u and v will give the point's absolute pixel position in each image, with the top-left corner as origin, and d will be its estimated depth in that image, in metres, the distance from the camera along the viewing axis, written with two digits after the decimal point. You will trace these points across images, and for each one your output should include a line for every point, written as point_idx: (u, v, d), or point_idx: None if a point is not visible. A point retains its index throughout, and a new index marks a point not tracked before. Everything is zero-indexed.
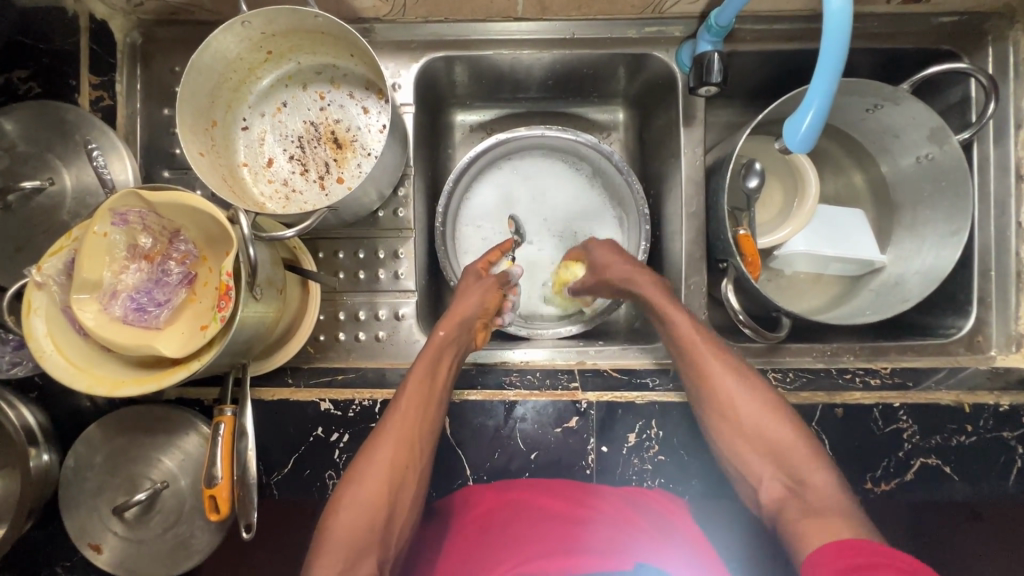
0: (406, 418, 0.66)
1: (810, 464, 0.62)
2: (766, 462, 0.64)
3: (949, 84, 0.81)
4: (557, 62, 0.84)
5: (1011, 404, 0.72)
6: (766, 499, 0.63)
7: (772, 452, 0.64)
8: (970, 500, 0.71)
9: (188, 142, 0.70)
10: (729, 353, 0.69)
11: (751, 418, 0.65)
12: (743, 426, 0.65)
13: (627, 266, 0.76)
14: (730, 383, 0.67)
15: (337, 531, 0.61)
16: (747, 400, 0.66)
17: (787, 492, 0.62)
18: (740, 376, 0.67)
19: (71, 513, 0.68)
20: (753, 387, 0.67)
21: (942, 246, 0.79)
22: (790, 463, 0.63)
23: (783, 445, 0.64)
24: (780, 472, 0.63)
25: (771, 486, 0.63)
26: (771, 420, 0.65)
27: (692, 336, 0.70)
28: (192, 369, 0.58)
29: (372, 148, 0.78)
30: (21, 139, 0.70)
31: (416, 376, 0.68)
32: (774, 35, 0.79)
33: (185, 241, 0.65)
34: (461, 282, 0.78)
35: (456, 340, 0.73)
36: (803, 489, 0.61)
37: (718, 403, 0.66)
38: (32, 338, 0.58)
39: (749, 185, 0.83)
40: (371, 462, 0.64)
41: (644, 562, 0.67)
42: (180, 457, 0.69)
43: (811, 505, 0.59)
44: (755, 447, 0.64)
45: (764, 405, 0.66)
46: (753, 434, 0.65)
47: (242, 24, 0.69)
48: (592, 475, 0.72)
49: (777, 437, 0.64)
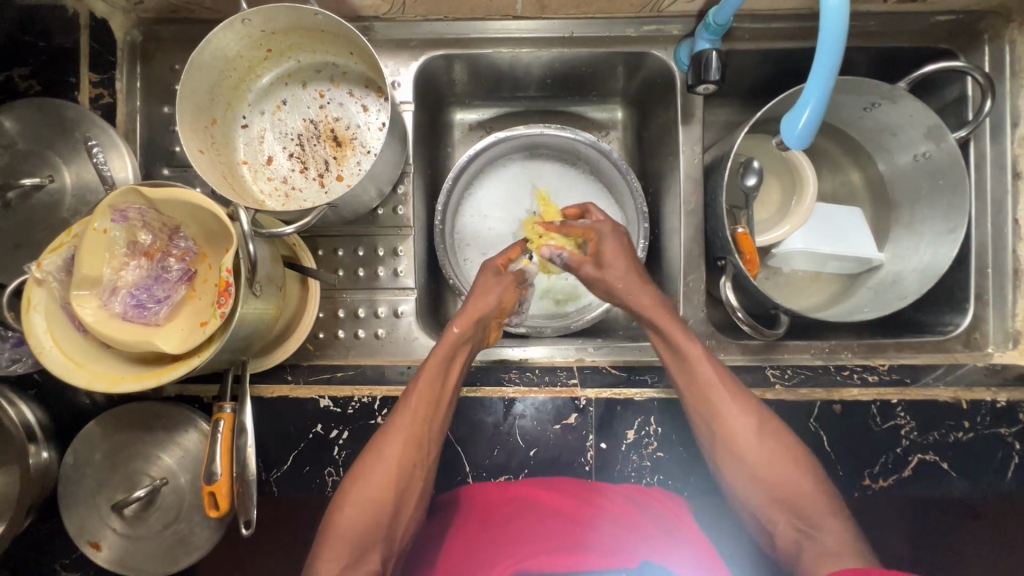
0: (415, 415, 0.65)
1: (823, 510, 0.62)
2: (781, 507, 0.63)
3: (946, 82, 0.81)
4: (556, 61, 0.84)
5: (1008, 400, 0.72)
6: (780, 541, 0.63)
7: (788, 498, 0.63)
8: (969, 497, 0.71)
9: (187, 140, 0.70)
10: (744, 391, 0.68)
11: (770, 466, 0.63)
12: (758, 471, 0.64)
13: (634, 278, 0.72)
14: (746, 426, 0.65)
15: (342, 528, 0.61)
16: (763, 444, 0.64)
17: (801, 536, 0.61)
18: (756, 418, 0.66)
19: (70, 510, 0.68)
20: (770, 430, 0.65)
21: (939, 243, 0.80)
22: (807, 510, 0.62)
23: (799, 492, 0.63)
24: (798, 521, 0.62)
25: (786, 529, 0.63)
26: (788, 465, 0.63)
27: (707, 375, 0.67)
28: (192, 366, 0.58)
29: (371, 146, 0.78)
30: (20, 136, 0.70)
31: (427, 373, 0.67)
32: (771, 34, 0.80)
33: (185, 237, 0.65)
34: (478, 277, 0.75)
35: (471, 338, 0.71)
36: (817, 533, 0.61)
37: (734, 447, 0.65)
38: (31, 334, 0.58)
39: (747, 184, 0.84)
40: (379, 460, 0.64)
41: (648, 561, 0.70)
42: (180, 454, 0.69)
43: (828, 552, 0.59)
44: (770, 491, 0.63)
45: (781, 450, 0.64)
46: (769, 479, 0.63)
47: (242, 22, 0.69)
48: (591, 472, 0.72)
49: (795, 484, 0.63)
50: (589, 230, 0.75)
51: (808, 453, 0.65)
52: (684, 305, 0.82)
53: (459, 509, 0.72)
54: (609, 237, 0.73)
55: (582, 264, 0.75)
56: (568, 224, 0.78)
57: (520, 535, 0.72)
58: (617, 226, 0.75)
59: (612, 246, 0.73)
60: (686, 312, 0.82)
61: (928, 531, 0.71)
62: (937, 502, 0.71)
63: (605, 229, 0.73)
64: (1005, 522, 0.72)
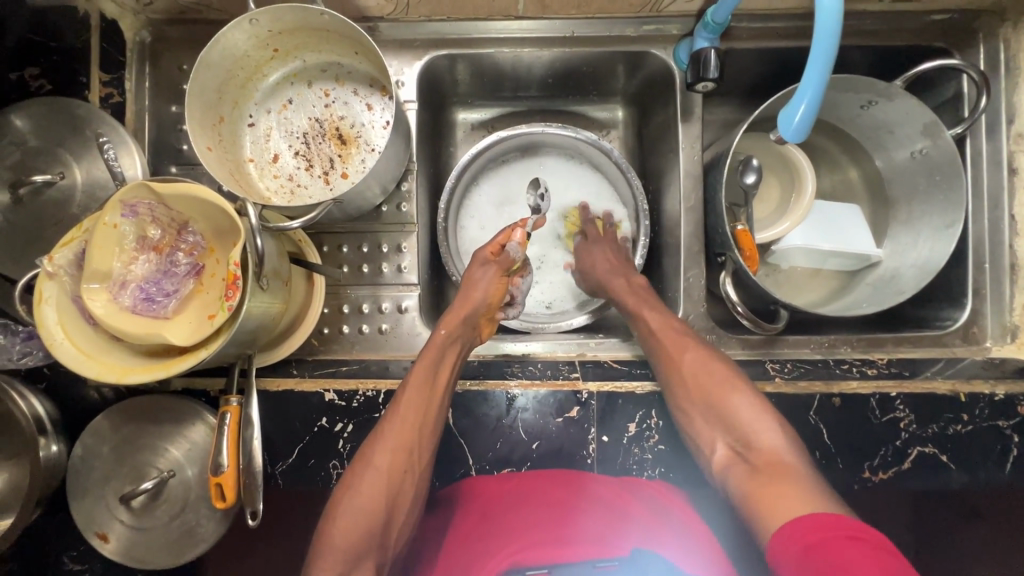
0: (406, 420, 0.67)
1: (762, 426, 0.64)
2: (715, 428, 0.67)
3: (941, 81, 0.82)
4: (557, 60, 0.85)
5: (1005, 393, 0.73)
6: (717, 466, 0.66)
7: (718, 416, 0.67)
8: (966, 489, 0.72)
9: (196, 137, 0.71)
10: (683, 327, 0.74)
11: (707, 390, 0.68)
12: (691, 394, 0.69)
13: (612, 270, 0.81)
14: (689, 355, 0.70)
15: (334, 537, 0.62)
16: (698, 368, 0.69)
17: (734, 456, 0.65)
18: (691, 345, 0.71)
19: (78, 502, 0.69)
20: (705, 357, 0.70)
21: (936, 239, 0.81)
22: (739, 429, 0.65)
23: (731, 411, 0.66)
24: (735, 443, 0.65)
25: (722, 450, 0.66)
26: (718, 385, 0.68)
27: (661, 325, 0.73)
28: (200, 358, 0.59)
29: (376, 144, 0.79)
30: (32, 134, 0.72)
31: (416, 379, 0.69)
32: (769, 33, 0.81)
33: (194, 233, 0.66)
34: (468, 268, 0.78)
35: (459, 338, 0.73)
36: (749, 454, 0.63)
37: (670, 371, 0.71)
38: (42, 326, 0.59)
39: (747, 181, 0.84)
40: (369, 468, 0.65)
41: (641, 549, 0.65)
42: (187, 447, 0.70)
43: (755, 467, 0.62)
44: (703, 413, 0.67)
45: (711, 369, 0.69)
46: (700, 398, 0.68)
47: (249, 22, 0.70)
48: (593, 464, 0.73)
49: (726, 404, 0.67)
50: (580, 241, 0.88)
51: (744, 379, 0.69)
52: (685, 301, 0.83)
53: (458, 501, 0.72)
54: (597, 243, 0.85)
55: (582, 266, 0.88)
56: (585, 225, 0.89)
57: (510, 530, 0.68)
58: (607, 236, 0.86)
59: (598, 248, 0.84)
60: (686, 307, 0.83)
61: (927, 525, 0.72)
62: (935, 493, 0.72)
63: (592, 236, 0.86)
64: (1003, 517, 0.72)
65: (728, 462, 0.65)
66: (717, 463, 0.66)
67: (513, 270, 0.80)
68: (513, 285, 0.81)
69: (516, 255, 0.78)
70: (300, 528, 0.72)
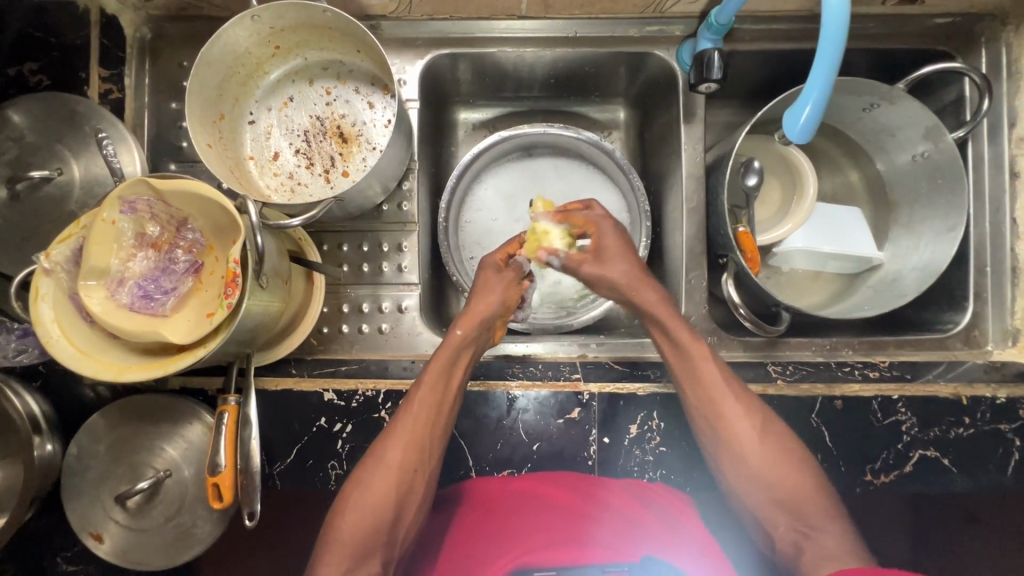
0: (418, 419, 0.66)
1: (825, 512, 0.64)
2: (781, 510, 0.65)
3: (942, 84, 0.83)
4: (560, 61, 0.85)
5: (1007, 397, 0.73)
6: (779, 543, 0.65)
7: (788, 500, 0.65)
8: (969, 493, 0.72)
9: (196, 134, 0.71)
10: (747, 394, 0.69)
11: (773, 472, 0.65)
12: (760, 475, 0.66)
13: (633, 274, 0.73)
14: (749, 430, 0.67)
15: (342, 532, 0.62)
16: (763, 447, 0.66)
17: (800, 539, 0.64)
18: (760, 421, 0.67)
19: (73, 502, 0.68)
20: (773, 434, 0.67)
21: (938, 242, 0.81)
22: (808, 515, 0.64)
23: (800, 496, 0.65)
24: (802, 528, 0.64)
25: (785, 530, 0.65)
26: (791, 467, 0.65)
27: (719, 388, 0.68)
28: (197, 356, 0.59)
29: (377, 143, 0.79)
30: (30, 130, 0.71)
31: (430, 377, 0.68)
32: (771, 35, 0.81)
33: (192, 230, 0.65)
34: (479, 274, 0.77)
35: (474, 340, 0.72)
36: (815, 535, 0.63)
37: (738, 448, 0.66)
38: (38, 323, 0.58)
39: (748, 183, 0.84)
40: (381, 464, 0.65)
41: (651, 557, 0.68)
42: (183, 447, 0.69)
43: (824, 557, 0.61)
44: (767, 492, 0.65)
45: (777, 448, 0.66)
46: (765, 478, 0.65)
47: (251, 19, 0.70)
48: (594, 467, 0.72)
49: (797, 487, 0.65)
50: (590, 225, 0.74)
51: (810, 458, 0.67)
52: (686, 302, 0.83)
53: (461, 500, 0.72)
54: (608, 233, 0.74)
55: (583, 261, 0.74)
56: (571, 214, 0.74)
57: (522, 531, 0.71)
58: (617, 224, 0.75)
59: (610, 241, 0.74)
60: (688, 308, 0.82)
61: (929, 530, 0.71)
62: (937, 497, 0.71)
63: (606, 223, 0.74)
64: (1006, 522, 0.72)
65: (790, 544, 0.64)
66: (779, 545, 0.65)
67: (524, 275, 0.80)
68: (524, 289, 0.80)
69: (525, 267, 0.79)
70: (297, 530, 0.71)
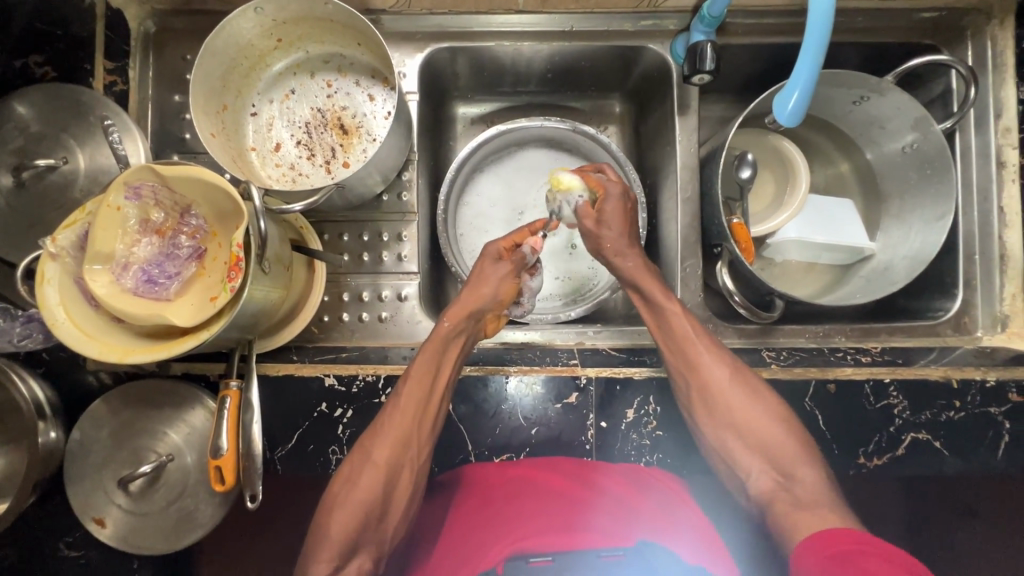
0: (406, 412, 0.66)
1: (800, 460, 0.66)
2: (756, 456, 0.68)
3: (931, 77, 0.85)
4: (556, 55, 0.87)
5: (997, 379, 0.74)
6: (756, 492, 0.67)
7: (762, 446, 0.68)
8: (960, 475, 0.73)
9: (200, 124, 0.72)
10: (719, 345, 0.73)
11: (747, 421, 0.68)
12: (732, 420, 0.69)
13: (624, 244, 0.75)
14: (723, 376, 0.70)
15: (332, 526, 0.62)
16: (736, 393, 0.70)
17: (777, 485, 0.65)
18: (732, 368, 0.71)
19: (75, 487, 0.69)
20: (745, 380, 0.70)
21: (927, 231, 0.82)
22: (780, 458, 0.67)
23: (772, 440, 0.67)
24: (777, 473, 0.66)
25: (762, 476, 0.67)
26: (763, 414, 0.69)
27: (691, 336, 0.72)
28: (201, 339, 0.59)
29: (377, 134, 0.80)
30: (36, 120, 0.72)
31: (417, 371, 0.68)
32: (763, 29, 0.83)
33: (197, 216, 0.67)
34: (478, 263, 0.76)
35: (463, 332, 0.72)
36: (792, 484, 0.65)
37: (710, 395, 0.70)
38: (44, 306, 0.59)
39: (742, 176, 0.86)
40: (369, 460, 0.65)
41: (648, 541, 0.68)
42: (186, 431, 0.70)
43: (800, 500, 0.63)
44: (742, 439, 0.69)
45: (751, 397, 0.69)
46: (740, 424, 0.69)
47: (254, 10, 0.72)
48: (591, 450, 0.73)
49: (770, 432, 0.68)
50: (599, 186, 0.75)
51: (784, 406, 0.70)
52: (682, 290, 0.84)
53: (457, 486, 0.72)
54: (613, 198, 0.74)
55: (586, 217, 0.75)
56: (584, 175, 0.76)
57: (515, 519, 0.71)
58: (627, 191, 0.75)
59: (615, 207, 0.74)
60: (684, 296, 0.84)
61: (920, 510, 0.73)
62: (929, 480, 0.73)
63: (613, 190, 0.74)
64: (996, 503, 0.73)
65: (769, 492, 0.66)
66: (756, 492, 0.67)
67: (526, 267, 0.79)
68: (524, 282, 0.79)
69: (528, 259, 0.78)
70: (297, 515, 0.72)
